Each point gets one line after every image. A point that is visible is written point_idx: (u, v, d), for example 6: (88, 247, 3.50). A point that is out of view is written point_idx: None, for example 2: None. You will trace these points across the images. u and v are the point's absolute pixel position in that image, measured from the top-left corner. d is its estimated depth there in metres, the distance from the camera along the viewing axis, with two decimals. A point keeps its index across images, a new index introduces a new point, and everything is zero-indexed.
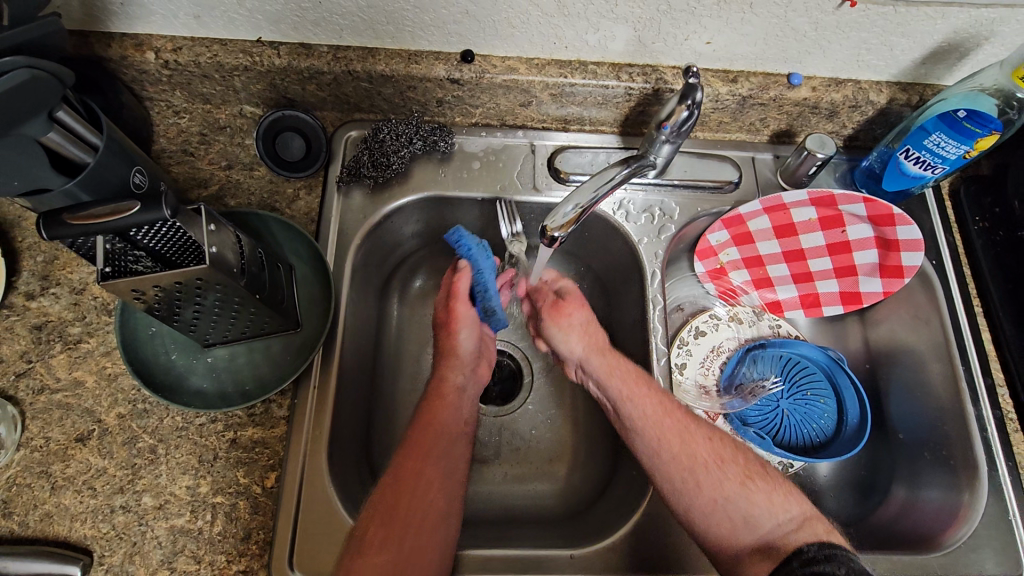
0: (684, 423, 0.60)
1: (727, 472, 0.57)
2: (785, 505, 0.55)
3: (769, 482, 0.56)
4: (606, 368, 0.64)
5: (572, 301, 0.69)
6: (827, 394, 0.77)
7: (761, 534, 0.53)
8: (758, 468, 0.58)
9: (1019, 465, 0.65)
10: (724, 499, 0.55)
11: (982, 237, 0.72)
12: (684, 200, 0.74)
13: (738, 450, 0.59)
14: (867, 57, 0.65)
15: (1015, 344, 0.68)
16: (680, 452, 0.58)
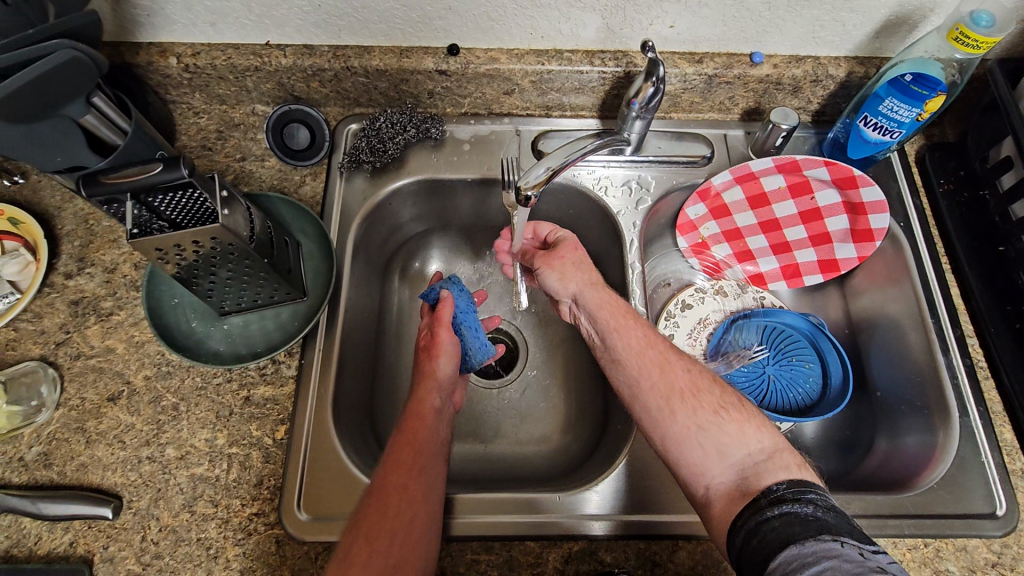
0: (658, 353, 0.61)
1: (702, 402, 0.57)
2: (757, 436, 0.54)
3: (744, 414, 0.56)
4: (597, 304, 0.65)
5: (563, 245, 0.70)
6: (811, 359, 0.80)
7: (729, 464, 0.53)
8: (735, 400, 0.58)
9: (993, 410, 0.67)
10: (697, 429, 0.55)
11: (947, 198, 0.76)
12: (661, 175, 0.79)
13: (717, 387, 0.59)
14: (821, 33, 0.70)
15: (982, 294, 0.71)
16: (659, 381, 0.59)
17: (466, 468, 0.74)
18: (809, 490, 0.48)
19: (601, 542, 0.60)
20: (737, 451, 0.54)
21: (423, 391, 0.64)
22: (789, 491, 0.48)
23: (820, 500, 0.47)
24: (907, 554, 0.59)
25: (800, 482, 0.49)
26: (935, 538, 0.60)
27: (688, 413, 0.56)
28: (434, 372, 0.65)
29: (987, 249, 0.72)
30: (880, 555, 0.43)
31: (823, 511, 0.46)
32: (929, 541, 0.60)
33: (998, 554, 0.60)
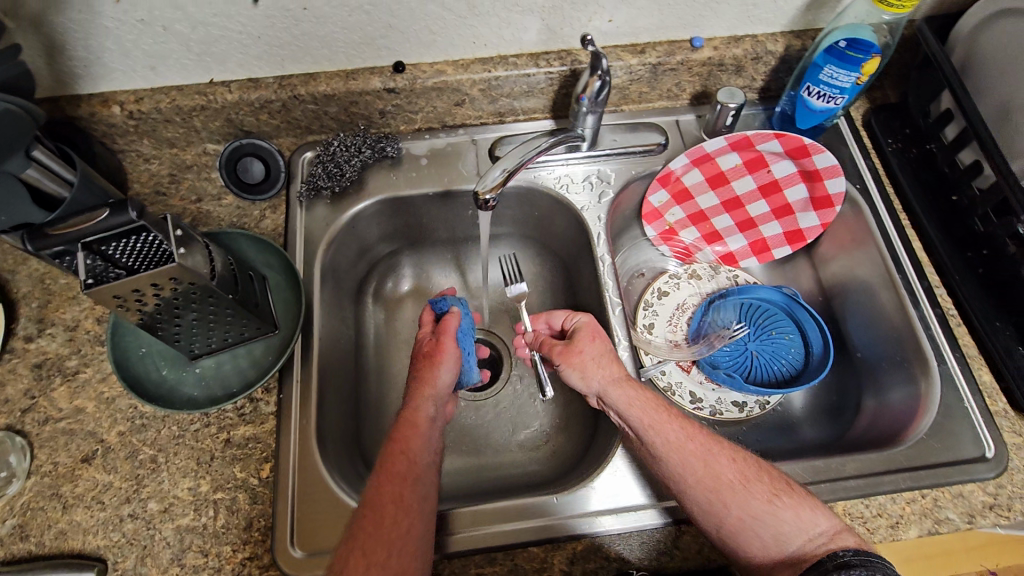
0: (696, 441, 0.58)
1: (754, 493, 0.55)
2: (815, 520, 0.53)
3: (798, 498, 0.55)
4: (625, 399, 0.61)
5: (581, 337, 0.66)
6: (791, 331, 0.81)
7: (791, 552, 0.52)
8: (786, 485, 0.56)
9: (970, 355, 0.68)
10: (753, 520, 0.54)
11: (897, 155, 0.77)
12: (620, 167, 0.80)
13: (762, 471, 0.57)
14: (754, 12, 0.72)
15: (942, 244, 0.72)
16: (704, 474, 0.55)
17: (462, 484, 0.73)
18: (875, 560, 0.48)
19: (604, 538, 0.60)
20: (798, 537, 0.52)
21: (419, 400, 0.62)
22: (857, 560, 0.48)
23: (887, 573, 0.47)
24: (907, 508, 0.60)
25: (867, 553, 0.49)
26: (931, 488, 0.60)
27: (743, 506, 0.54)
28: (434, 381, 0.64)
29: (942, 200, 0.74)
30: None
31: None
32: (926, 492, 0.60)
33: (994, 495, 0.60)
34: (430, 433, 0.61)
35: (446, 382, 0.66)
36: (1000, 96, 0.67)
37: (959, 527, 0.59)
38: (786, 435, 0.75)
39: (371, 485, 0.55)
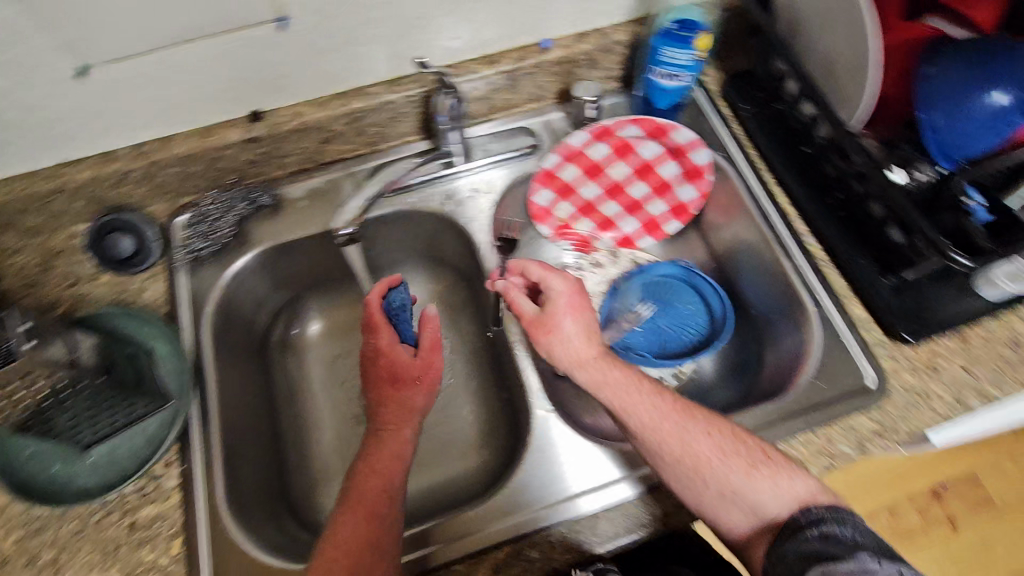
0: (674, 419, 0.60)
1: (733, 465, 0.57)
2: (794, 486, 0.55)
3: (776, 465, 0.57)
4: (603, 385, 0.62)
5: (554, 313, 0.65)
6: (695, 299, 0.84)
7: (766, 518, 0.56)
8: (763, 453, 0.58)
9: (845, 295, 0.71)
10: (732, 492, 0.57)
11: (753, 118, 0.81)
12: (498, 174, 0.82)
13: (737, 440, 0.59)
14: (593, 8, 0.75)
15: (805, 196, 0.75)
16: (681, 451, 0.58)
17: None
18: (847, 513, 0.52)
19: (549, 532, 0.61)
20: (772, 503, 0.55)
21: (395, 422, 0.66)
22: (829, 513, 0.52)
23: (858, 524, 0.51)
24: (806, 450, 0.63)
25: (838, 506, 0.53)
26: (823, 426, 0.64)
27: (720, 480, 0.57)
28: (411, 405, 0.68)
29: (797, 154, 0.77)
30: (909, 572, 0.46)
31: (861, 533, 0.50)
32: (819, 431, 0.64)
33: (880, 422, 0.64)
34: (401, 451, 0.64)
35: (420, 406, 0.69)
36: (820, 53, 0.70)
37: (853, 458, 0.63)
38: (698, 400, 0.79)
39: (338, 515, 0.58)
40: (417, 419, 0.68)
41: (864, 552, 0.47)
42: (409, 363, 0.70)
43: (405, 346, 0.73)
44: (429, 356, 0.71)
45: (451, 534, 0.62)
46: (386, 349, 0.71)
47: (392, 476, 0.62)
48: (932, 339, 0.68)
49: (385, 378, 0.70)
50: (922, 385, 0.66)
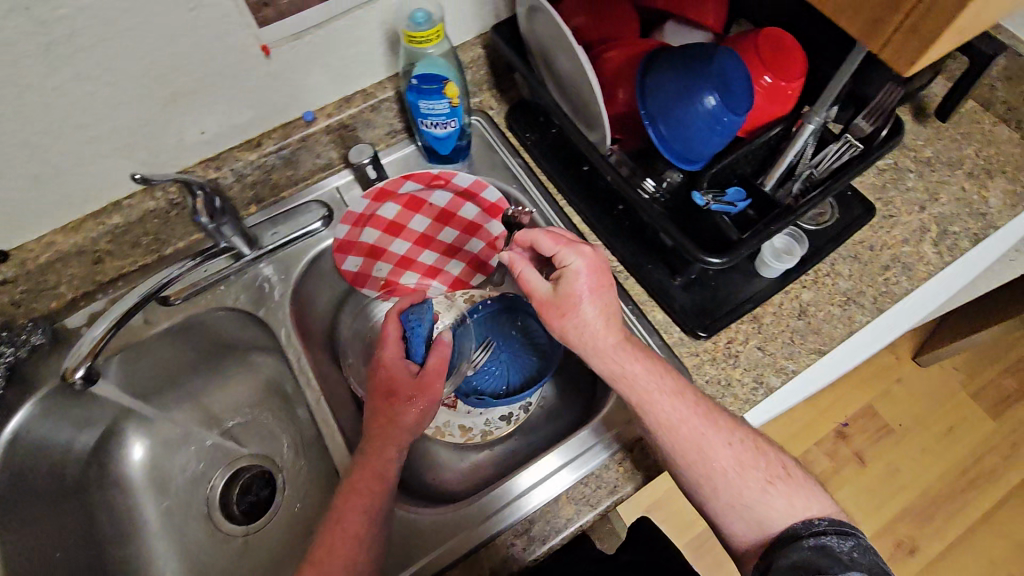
0: (697, 410, 0.61)
1: (750, 482, 0.59)
2: (807, 504, 0.58)
3: (794, 483, 0.60)
4: (627, 374, 0.61)
5: (569, 296, 0.61)
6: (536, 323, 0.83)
7: (770, 530, 0.58)
8: (781, 469, 0.61)
9: (643, 302, 0.74)
10: (740, 505, 0.59)
11: (537, 145, 0.82)
12: (284, 258, 0.80)
13: (761, 456, 0.61)
14: (345, 72, 0.74)
15: (593, 211, 0.76)
16: (681, 446, 0.60)
17: None
18: (850, 531, 0.55)
19: (499, 536, 0.65)
20: (778, 517, 0.58)
21: (380, 441, 0.64)
22: (832, 528, 0.55)
23: (860, 542, 0.54)
24: (621, 469, 0.67)
25: (842, 522, 0.56)
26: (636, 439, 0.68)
27: (757, 472, 0.60)
28: (393, 423, 0.65)
29: (578, 172, 0.78)
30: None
31: (859, 550, 0.53)
32: (633, 444, 0.68)
33: None
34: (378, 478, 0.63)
35: (408, 424, 0.65)
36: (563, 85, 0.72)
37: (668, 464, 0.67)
38: (540, 432, 0.82)
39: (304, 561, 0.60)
40: (408, 437, 0.65)
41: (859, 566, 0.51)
42: (409, 381, 0.68)
43: (410, 363, 0.70)
44: (429, 379, 0.68)
45: (402, 541, 0.65)
46: (388, 363, 0.69)
47: (353, 527, 0.60)
48: (728, 328, 0.71)
49: (377, 391, 0.67)
50: (723, 373, 0.69)
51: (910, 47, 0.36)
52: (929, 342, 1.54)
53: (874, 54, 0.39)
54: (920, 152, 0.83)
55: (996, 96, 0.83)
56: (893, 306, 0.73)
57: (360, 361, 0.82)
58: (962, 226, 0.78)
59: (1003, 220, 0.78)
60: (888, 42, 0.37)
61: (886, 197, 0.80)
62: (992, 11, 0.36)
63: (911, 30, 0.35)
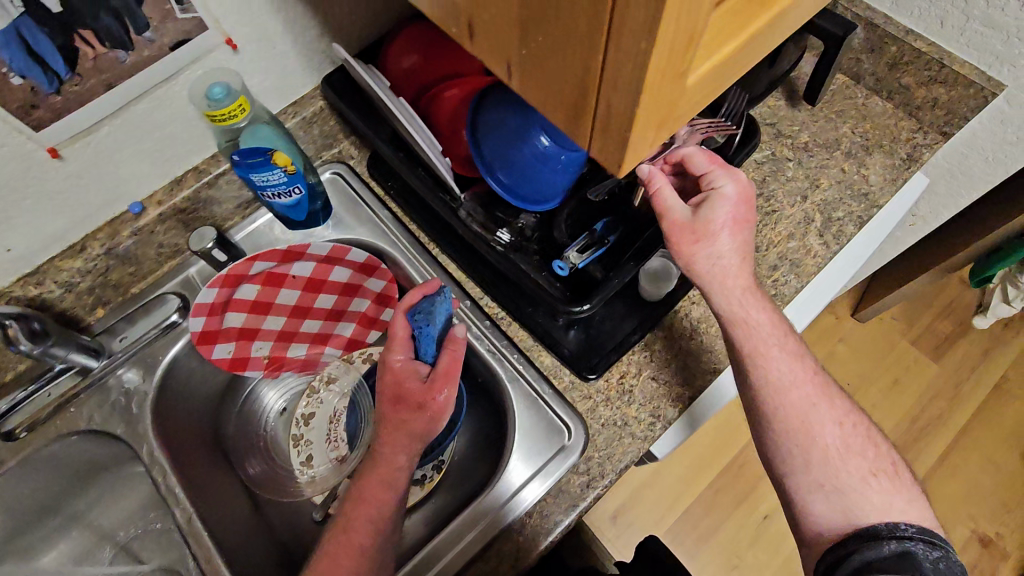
0: (813, 376, 0.61)
1: (853, 467, 0.58)
2: (903, 509, 0.57)
3: (895, 482, 0.58)
4: (753, 315, 0.59)
5: (704, 233, 0.56)
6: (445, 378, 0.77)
7: (850, 521, 0.57)
8: (888, 464, 0.59)
9: (527, 348, 0.70)
10: (830, 488, 0.58)
11: (398, 192, 0.75)
12: (145, 359, 0.73)
13: (872, 445, 0.60)
14: (167, 154, 0.67)
15: (464, 258, 0.71)
16: (803, 402, 0.59)
17: None
18: (938, 541, 0.54)
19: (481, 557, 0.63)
20: (876, 510, 0.56)
21: (389, 449, 0.61)
22: (919, 535, 0.54)
23: (946, 556, 0.53)
24: (523, 536, 0.63)
25: (928, 530, 0.55)
26: (535, 503, 0.63)
27: (859, 462, 0.59)
28: (414, 433, 0.61)
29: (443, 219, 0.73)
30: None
31: (944, 561, 0.53)
32: (533, 508, 0.63)
33: (587, 472, 0.64)
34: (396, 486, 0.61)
35: (422, 434, 0.61)
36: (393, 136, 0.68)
37: (572, 522, 0.63)
38: (458, 490, 0.74)
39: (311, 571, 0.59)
40: (417, 445, 0.61)
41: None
42: (418, 389, 0.61)
43: (421, 366, 0.63)
44: (438, 386, 0.61)
45: None
46: (394, 369, 0.63)
47: (359, 538, 0.59)
48: (618, 363, 0.67)
49: (403, 399, 0.61)
50: (619, 414, 0.66)
51: (610, 151, 0.29)
52: (864, 298, 1.49)
53: (589, 155, 0.32)
54: (796, 138, 0.80)
55: (863, 68, 0.80)
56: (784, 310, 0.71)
57: (259, 449, 0.79)
58: (845, 210, 0.76)
59: (885, 197, 0.76)
60: (590, 143, 0.30)
61: (767, 191, 0.77)
62: (700, 98, 0.30)
63: (605, 126, 0.28)
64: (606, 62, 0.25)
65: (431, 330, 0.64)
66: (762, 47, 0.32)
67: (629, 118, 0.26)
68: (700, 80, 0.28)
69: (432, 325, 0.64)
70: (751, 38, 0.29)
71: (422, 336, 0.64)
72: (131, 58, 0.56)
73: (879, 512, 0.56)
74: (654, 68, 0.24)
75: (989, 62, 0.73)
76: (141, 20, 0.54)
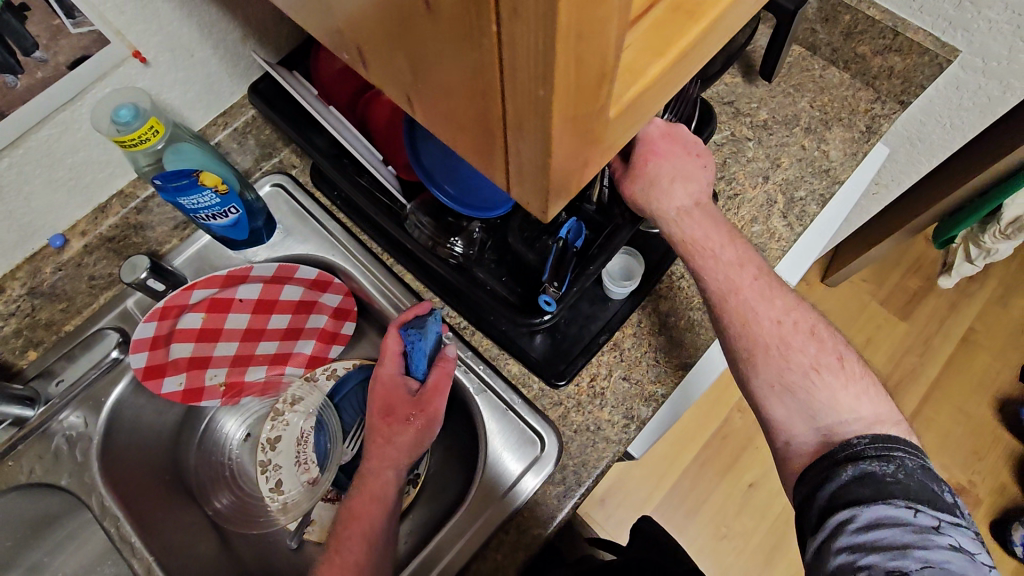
0: (741, 273, 0.56)
1: (800, 363, 0.53)
2: (856, 404, 0.51)
3: (848, 375, 0.53)
4: (686, 226, 0.57)
5: (639, 161, 0.56)
6: None
7: (809, 426, 0.52)
8: (835, 357, 0.54)
9: (493, 357, 0.67)
10: (781, 388, 0.53)
11: (343, 205, 0.70)
12: (87, 401, 0.68)
13: (814, 339, 0.55)
14: (85, 180, 0.62)
15: (420, 271, 0.67)
16: (737, 310, 0.56)
17: None
18: (896, 447, 0.47)
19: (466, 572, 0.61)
20: (831, 410, 0.51)
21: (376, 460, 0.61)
22: (873, 449, 0.47)
23: (904, 463, 0.46)
24: (501, 553, 0.61)
25: (887, 436, 0.48)
26: (509, 518, 0.61)
27: (799, 356, 0.54)
28: (397, 446, 0.61)
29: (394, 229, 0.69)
30: (947, 524, 0.43)
31: (904, 472, 0.46)
32: (509, 523, 0.61)
33: (563, 481, 0.62)
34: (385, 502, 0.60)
35: (405, 450, 0.61)
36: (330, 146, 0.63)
37: (551, 533, 0.61)
38: (436, 503, 0.72)
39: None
40: (404, 460, 0.61)
41: (906, 496, 0.44)
42: (405, 401, 0.62)
43: (411, 380, 0.63)
44: (427, 398, 0.61)
45: None
46: (383, 380, 0.63)
47: (353, 557, 0.56)
48: (586, 366, 0.65)
49: (391, 413, 0.61)
50: (591, 419, 0.64)
51: (529, 198, 0.26)
52: (833, 264, 1.49)
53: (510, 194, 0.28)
54: (755, 116, 0.77)
55: (819, 38, 0.77)
56: None
57: (226, 480, 0.76)
58: (807, 188, 0.74)
59: (846, 171, 0.75)
60: (508, 185, 0.26)
61: (728, 173, 0.75)
62: (627, 125, 0.27)
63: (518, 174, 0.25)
64: (506, 103, 0.22)
65: (423, 347, 0.61)
66: (696, 62, 0.29)
67: (542, 161, 0.23)
68: (620, 114, 0.25)
69: (424, 345, 0.61)
70: (678, 58, 0.26)
71: (415, 352, 0.61)
72: (22, 82, 0.50)
73: (836, 416, 0.51)
74: (561, 112, 0.21)
75: (942, 29, 0.73)
76: (26, 39, 0.48)
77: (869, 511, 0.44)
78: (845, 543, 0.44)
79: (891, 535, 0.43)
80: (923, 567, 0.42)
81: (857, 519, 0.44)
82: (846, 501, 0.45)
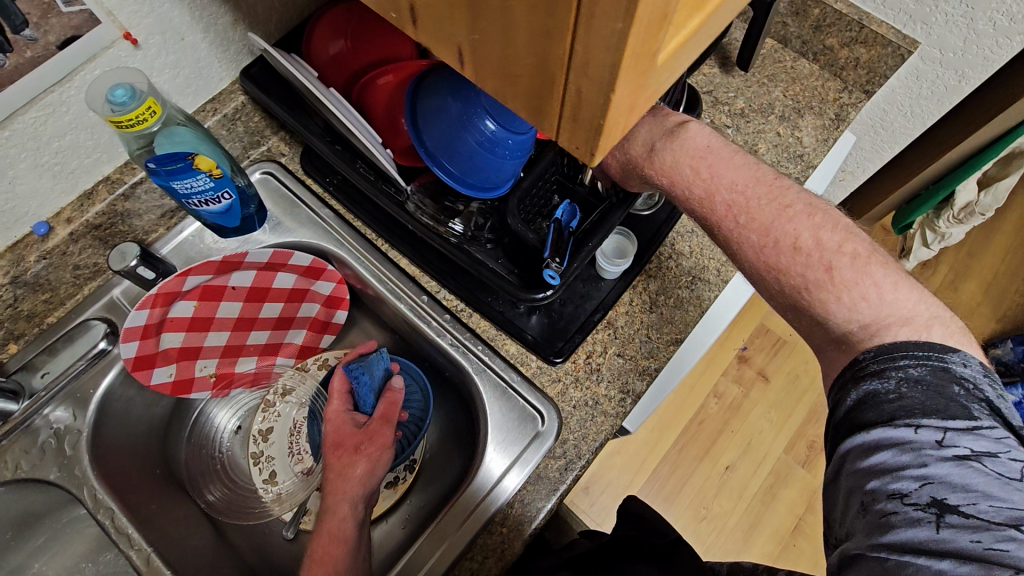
0: (712, 205, 0.54)
1: (804, 274, 0.50)
2: (857, 313, 0.48)
3: (853, 278, 0.49)
4: (654, 174, 0.55)
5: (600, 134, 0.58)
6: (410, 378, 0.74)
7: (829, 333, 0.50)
8: (828, 266, 0.49)
9: (491, 338, 0.68)
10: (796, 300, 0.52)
11: (340, 190, 0.71)
12: (71, 393, 0.66)
13: (806, 250, 0.50)
14: (71, 166, 0.61)
15: (418, 255, 0.68)
16: (725, 241, 0.54)
17: None
18: (900, 356, 0.44)
19: (470, 551, 0.62)
20: (841, 317, 0.49)
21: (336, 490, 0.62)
22: (875, 364, 0.45)
23: (909, 374, 0.44)
24: (506, 527, 0.62)
25: (889, 346, 0.45)
26: (514, 492, 0.63)
27: (789, 278, 0.51)
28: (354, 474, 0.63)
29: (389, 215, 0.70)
30: (954, 434, 0.41)
31: (908, 385, 0.44)
32: (513, 498, 0.63)
33: (564, 455, 0.64)
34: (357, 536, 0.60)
35: (360, 482, 0.63)
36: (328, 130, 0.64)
37: (553, 506, 0.63)
38: (435, 485, 0.73)
39: None
40: (362, 490, 0.63)
41: (904, 413, 0.43)
42: (353, 433, 0.66)
43: (358, 414, 0.69)
44: (376, 427, 0.66)
45: None
46: (332, 417, 0.68)
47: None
48: (582, 344, 0.67)
49: (342, 446, 0.65)
50: (589, 394, 0.66)
51: (581, 144, 0.29)
52: None
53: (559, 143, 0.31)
54: (733, 105, 0.80)
55: (789, 32, 0.81)
56: (736, 275, 0.72)
57: (216, 473, 0.74)
58: (784, 173, 0.77)
59: (820, 157, 0.78)
60: (560, 132, 0.29)
61: None
62: (671, 70, 0.29)
63: (574, 119, 0.28)
64: (575, 50, 0.24)
65: (367, 384, 0.68)
66: (727, 16, 0.31)
67: (603, 103, 0.26)
68: (668, 58, 0.27)
69: (368, 380, 0.68)
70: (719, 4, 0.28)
71: (360, 391, 0.68)
72: (11, 61, 0.49)
73: (837, 328, 0.49)
74: (633, 54, 0.23)
75: (903, 22, 0.79)
76: (16, 17, 0.47)
77: (870, 435, 0.44)
78: (853, 471, 0.44)
79: (889, 456, 0.42)
80: (924, 485, 0.41)
81: (861, 443, 0.44)
82: (854, 424, 0.45)
